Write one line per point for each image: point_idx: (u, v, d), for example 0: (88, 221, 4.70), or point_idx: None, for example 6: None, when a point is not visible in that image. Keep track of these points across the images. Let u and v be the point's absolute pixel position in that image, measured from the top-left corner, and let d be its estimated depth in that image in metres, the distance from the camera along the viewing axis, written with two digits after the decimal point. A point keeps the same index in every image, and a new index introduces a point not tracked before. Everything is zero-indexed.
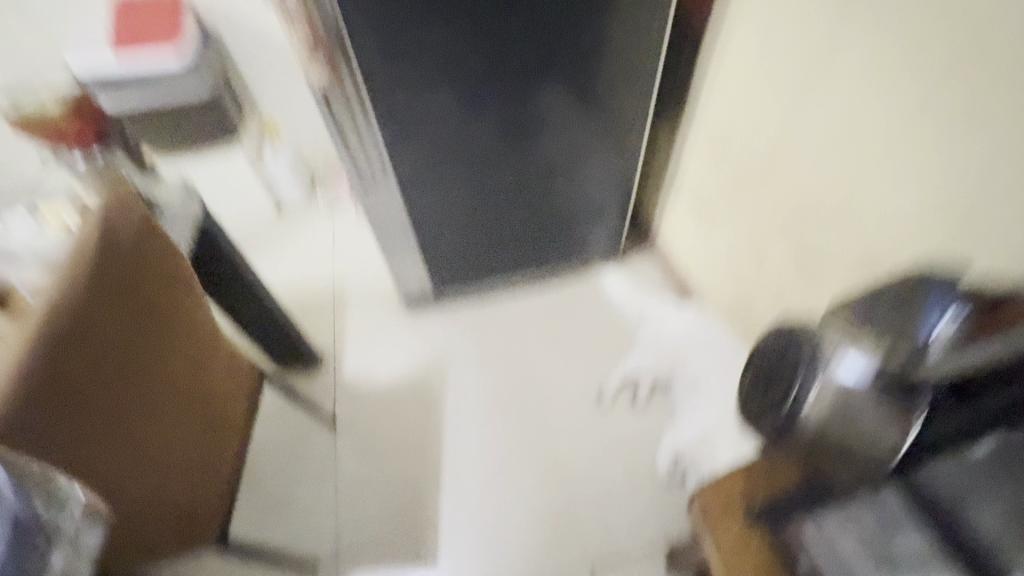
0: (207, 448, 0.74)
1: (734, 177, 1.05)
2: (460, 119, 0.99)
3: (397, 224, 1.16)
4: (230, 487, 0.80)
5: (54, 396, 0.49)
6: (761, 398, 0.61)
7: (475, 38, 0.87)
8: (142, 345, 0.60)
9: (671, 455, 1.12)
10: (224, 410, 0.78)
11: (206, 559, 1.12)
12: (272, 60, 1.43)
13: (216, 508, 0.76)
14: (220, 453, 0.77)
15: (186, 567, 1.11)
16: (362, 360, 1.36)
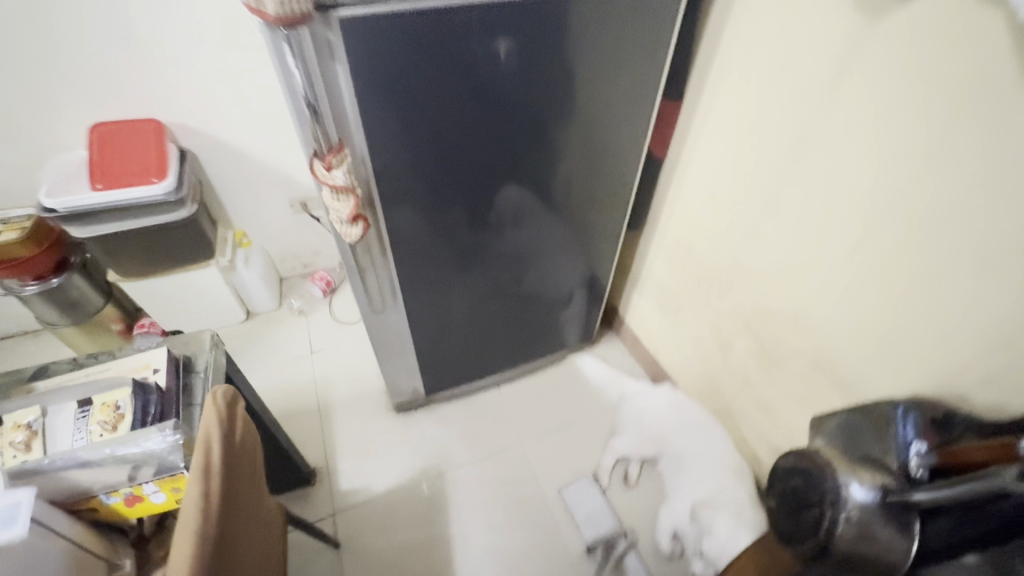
0: None
1: (695, 281, 1.22)
2: (427, 224, 0.95)
3: (398, 339, 1.21)
4: None
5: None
6: (786, 521, 0.61)
7: (438, 151, 0.84)
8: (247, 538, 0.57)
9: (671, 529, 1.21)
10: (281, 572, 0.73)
11: None
12: (247, 177, 1.46)
13: None
14: None
15: None
16: (356, 470, 1.35)
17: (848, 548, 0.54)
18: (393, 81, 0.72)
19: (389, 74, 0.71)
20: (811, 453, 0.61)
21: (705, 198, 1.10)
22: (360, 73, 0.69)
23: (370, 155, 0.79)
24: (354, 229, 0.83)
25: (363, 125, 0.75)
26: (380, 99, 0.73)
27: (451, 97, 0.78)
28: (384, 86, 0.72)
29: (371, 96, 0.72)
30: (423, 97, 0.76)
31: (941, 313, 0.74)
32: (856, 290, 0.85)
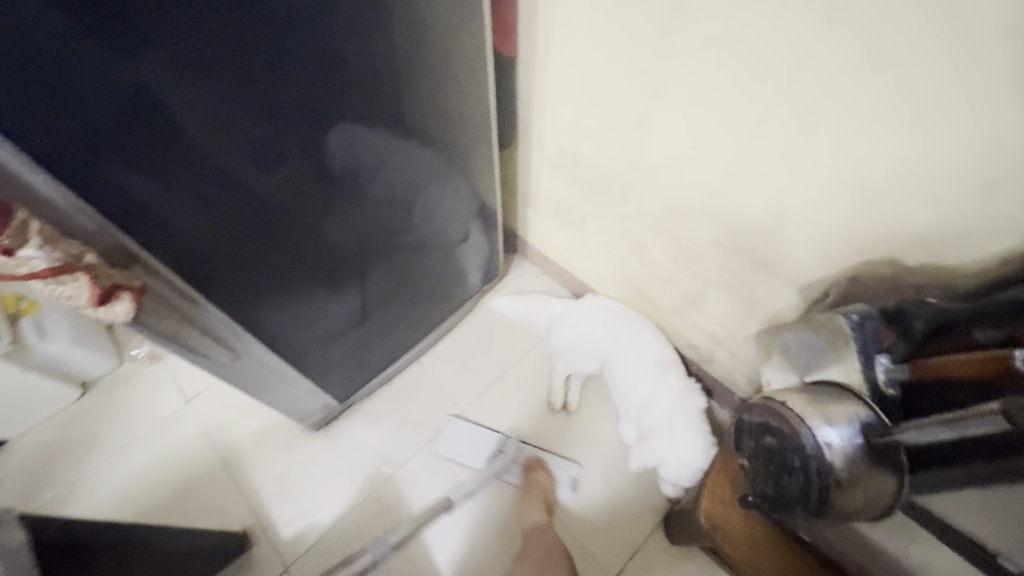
0: None
1: (590, 188, 1.07)
2: (262, 233, 0.68)
3: (276, 370, 0.98)
4: None
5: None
6: (766, 483, 0.55)
7: (234, 126, 0.54)
8: None
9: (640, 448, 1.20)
10: None
11: None
12: None
13: None
14: None
15: None
16: (296, 511, 1.19)
17: (839, 503, 0.48)
18: (130, 64, 0.43)
19: (119, 56, 0.42)
20: (774, 404, 0.53)
21: (578, 92, 0.90)
22: (65, 74, 0.40)
23: (140, 193, 0.51)
24: (118, 307, 0.56)
25: (100, 154, 0.45)
26: (125, 103, 0.44)
27: (229, 51, 0.49)
28: (114, 78, 0.42)
29: (97, 101, 0.42)
30: (187, 67, 0.47)
31: (865, 177, 0.65)
32: (769, 166, 0.73)
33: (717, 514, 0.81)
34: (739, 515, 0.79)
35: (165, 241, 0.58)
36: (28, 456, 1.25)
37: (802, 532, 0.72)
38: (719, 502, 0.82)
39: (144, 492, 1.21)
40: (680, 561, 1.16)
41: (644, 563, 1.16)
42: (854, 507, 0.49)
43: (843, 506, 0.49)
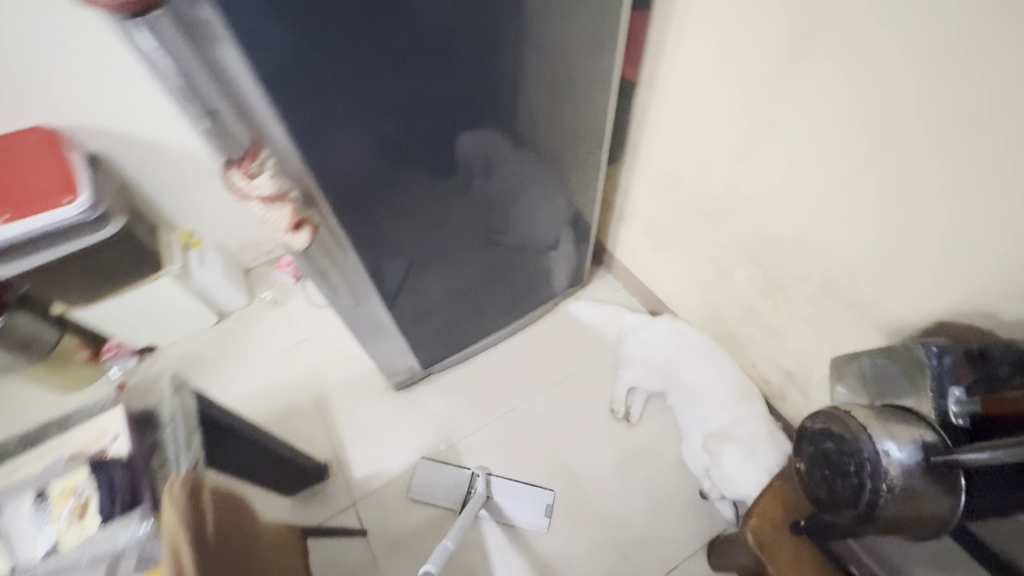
0: None
1: (686, 210, 1.13)
2: (385, 203, 0.83)
3: (381, 323, 1.12)
4: None
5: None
6: (819, 487, 0.58)
7: (367, 107, 0.67)
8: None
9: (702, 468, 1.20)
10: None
11: None
12: (180, 173, 1.30)
13: None
14: None
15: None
16: (368, 456, 1.32)
17: (892, 516, 0.51)
18: (297, 48, 0.57)
19: (302, 48, 0.57)
20: (843, 416, 0.56)
21: (689, 119, 0.98)
22: (264, 54, 0.55)
23: (302, 148, 0.66)
24: (298, 237, 0.73)
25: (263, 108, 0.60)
26: (286, 73, 0.58)
27: (382, 42, 0.62)
28: (282, 54, 0.56)
29: (267, 67, 0.56)
30: (347, 49, 0.60)
31: (971, 228, 0.67)
32: (870, 204, 0.76)
33: (766, 537, 0.81)
34: (789, 541, 0.80)
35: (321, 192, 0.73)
36: (169, 364, 1.50)
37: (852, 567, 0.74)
38: (771, 524, 0.82)
39: (250, 413, 1.41)
40: None
41: None
42: (905, 519, 0.51)
43: (894, 515, 0.51)
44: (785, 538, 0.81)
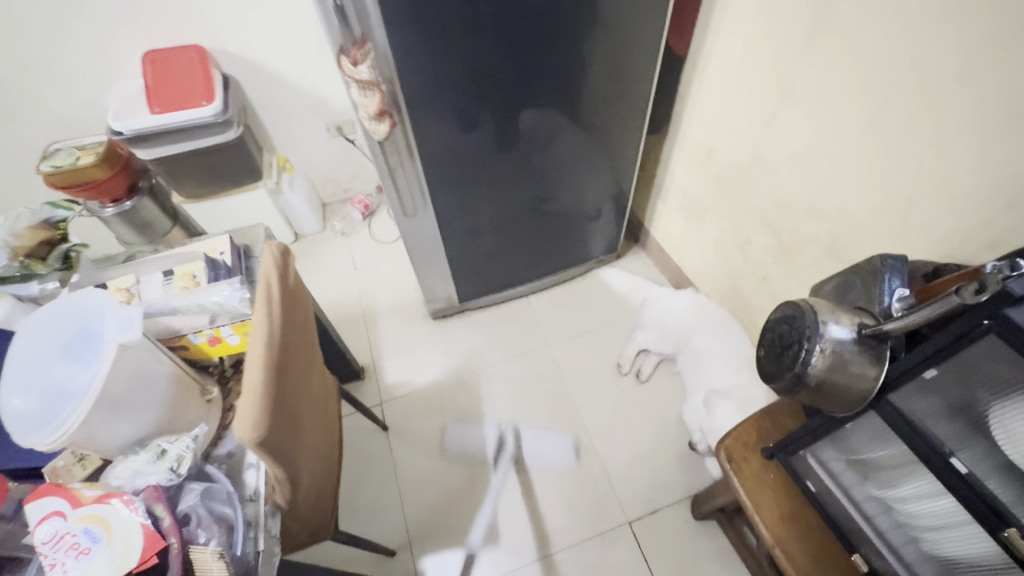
0: (324, 451, 0.76)
1: (717, 180, 1.23)
2: (456, 154, 1.08)
3: (431, 242, 1.29)
4: (334, 475, 0.84)
5: (270, 439, 0.53)
6: (771, 364, 0.67)
7: (460, 70, 0.92)
8: (302, 377, 0.65)
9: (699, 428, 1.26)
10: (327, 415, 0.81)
11: None
12: (289, 105, 1.55)
13: (330, 494, 0.82)
14: (328, 452, 0.80)
15: None
16: (400, 368, 1.49)
17: (819, 376, 0.61)
18: (418, 18, 0.82)
19: (423, 23, 0.83)
20: (797, 302, 0.66)
21: (726, 92, 1.10)
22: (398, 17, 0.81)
23: (404, 77, 0.89)
24: (381, 125, 0.92)
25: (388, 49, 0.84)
26: (409, 31, 0.83)
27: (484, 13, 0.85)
28: (407, 22, 0.82)
29: (396, 25, 0.82)
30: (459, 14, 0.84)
31: (946, 193, 0.76)
32: (874, 164, 0.85)
33: (736, 454, 0.89)
34: (758, 461, 0.88)
35: (411, 118, 0.96)
36: None
37: (809, 482, 0.82)
38: (743, 445, 0.90)
39: None
40: (702, 539, 1.19)
41: (668, 526, 1.21)
42: (833, 381, 0.60)
43: (823, 376, 0.60)
44: (755, 459, 0.88)
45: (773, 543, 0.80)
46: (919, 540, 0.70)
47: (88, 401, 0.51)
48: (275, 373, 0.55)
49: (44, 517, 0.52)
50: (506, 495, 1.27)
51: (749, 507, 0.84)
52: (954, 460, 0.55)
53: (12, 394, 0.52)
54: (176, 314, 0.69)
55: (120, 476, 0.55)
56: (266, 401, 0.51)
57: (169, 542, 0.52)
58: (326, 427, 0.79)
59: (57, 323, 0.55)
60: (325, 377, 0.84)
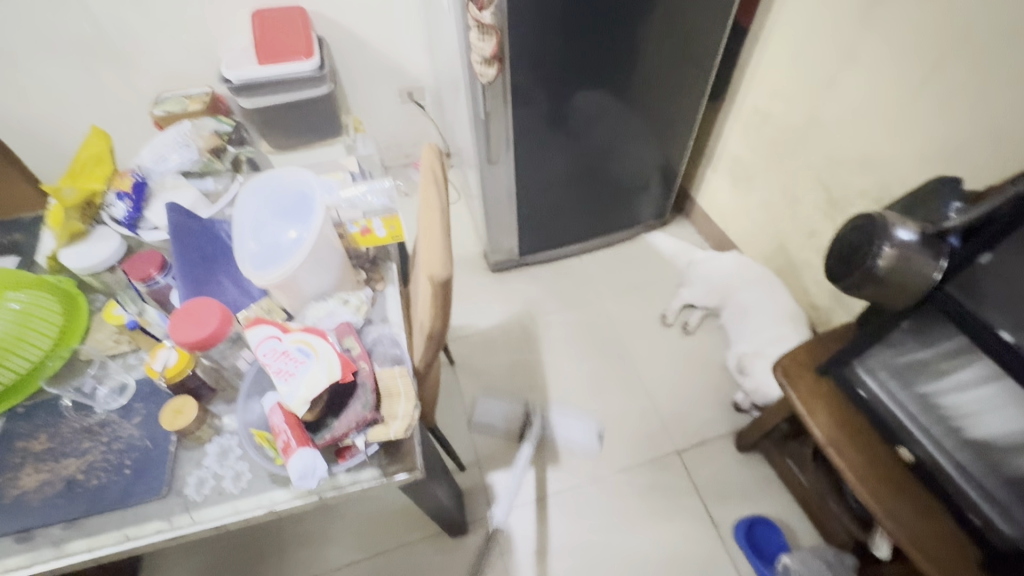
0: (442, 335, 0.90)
1: (770, 143, 1.35)
2: (528, 121, 1.24)
3: (504, 192, 1.42)
4: None
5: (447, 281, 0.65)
6: (841, 268, 0.79)
7: (546, 40, 1.08)
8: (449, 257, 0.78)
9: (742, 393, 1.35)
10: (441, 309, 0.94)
11: (318, 528, 1.24)
12: (370, 69, 1.69)
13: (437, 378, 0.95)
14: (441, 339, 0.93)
15: (303, 539, 1.23)
16: (462, 312, 1.61)
17: (886, 270, 0.72)
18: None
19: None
20: (866, 214, 0.77)
21: (786, 59, 1.22)
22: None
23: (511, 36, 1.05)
24: (490, 70, 1.07)
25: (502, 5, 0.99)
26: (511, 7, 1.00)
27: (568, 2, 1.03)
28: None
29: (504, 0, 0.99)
30: None
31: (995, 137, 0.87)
32: (927, 116, 0.96)
33: (792, 370, 1.00)
34: (812, 378, 0.99)
35: (510, 72, 1.11)
36: None
37: (860, 390, 0.92)
38: (797, 364, 1.01)
39: None
40: (746, 468, 1.30)
41: (713, 457, 1.32)
42: (898, 274, 0.72)
43: (888, 271, 0.72)
44: (809, 376, 0.99)
45: (826, 442, 0.92)
46: (957, 429, 0.84)
47: (304, 251, 0.65)
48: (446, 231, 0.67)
49: (263, 339, 0.65)
50: (563, 424, 1.38)
51: (803, 414, 0.95)
52: (1000, 331, 0.68)
53: (252, 236, 0.67)
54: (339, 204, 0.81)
55: (318, 315, 0.71)
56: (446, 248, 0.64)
57: (358, 365, 0.65)
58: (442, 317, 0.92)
59: (280, 190, 0.70)
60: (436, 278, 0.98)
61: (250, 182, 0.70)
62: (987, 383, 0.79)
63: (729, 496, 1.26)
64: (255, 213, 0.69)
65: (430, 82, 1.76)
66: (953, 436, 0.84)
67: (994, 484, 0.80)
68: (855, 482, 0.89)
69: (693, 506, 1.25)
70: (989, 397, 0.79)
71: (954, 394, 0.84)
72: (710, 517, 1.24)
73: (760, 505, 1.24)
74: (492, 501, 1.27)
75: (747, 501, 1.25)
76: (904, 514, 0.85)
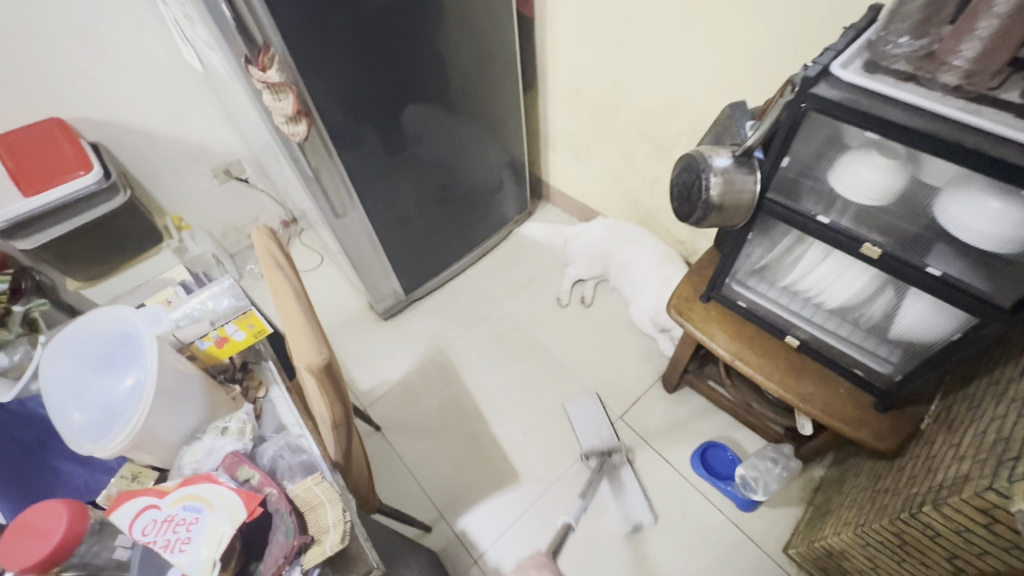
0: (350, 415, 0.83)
1: (590, 114, 1.45)
2: (363, 161, 1.19)
3: (365, 239, 1.35)
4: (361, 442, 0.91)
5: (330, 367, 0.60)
6: (686, 207, 0.86)
7: (352, 77, 1.03)
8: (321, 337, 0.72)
9: (660, 332, 1.43)
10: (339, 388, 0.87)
11: None
12: (173, 157, 1.52)
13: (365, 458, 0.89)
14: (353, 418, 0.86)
15: None
16: (369, 372, 1.52)
17: (719, 197, 0.80)
18: (305, 46, 0.93)
19: (313, 44, 0.93)
20: (687, 155, 0.84)
21: (575, 38, 1.31)
22: (294, 47, 0.91)
23: (312, 86, 0.98)
24: (300, 126, 0.98)
25: (297, 57, 0.93)
26: (304, 57, 0.94)
27: (350, 31, 0.97)
28: (299, 46, 0.92)
29: (293, 51, 0.92)
30: (338, 34, 0.95)
31: (758, 58, 1.02)
32: (703, 55, 1.10)
33: (683, 306, 1.09)
34: (701, 306, 1.09)
35: (324, 122, 1.05)
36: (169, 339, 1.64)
37: (741, 301, 1.04)
38: (686, 299, 1.10)
39: None
40: (681, 405, 1.38)
41: (652, 408, 1.39)
42: (729, 197, 0.80)
43: (720, 197, 0.80)
44: (698, 305, 1.09)
45: (731, 356, 1.02)
46: (818, 304, 0.95)
47: (152, 390, 0.56)
48: (312, 314, 0.62)
49: (135, 516, 0.54)
50: (511, 439, 1.37)
51: (705, 339, 1.05)
52: (818, 216, 0.78)
53: (75, 406, 0.56)
54: (178, 324, 0.69)
55: (195, 459, 0.60)
56: (316, 332, 0.59)
57: (265, 493, 0.56)
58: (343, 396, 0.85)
59: (94, 337, 0.60)
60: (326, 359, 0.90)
61: (51, 346, 0.58)
62: (823, 265, 0.90)
63: (677, 437, 1.33)
64: (66, 378, 0.57)
65: (243, 153, 1.62)
66: (821, 313, 0.96)
67: (859, 335, 0.93)
68: (764, 381, 0.99)
69: (652, 461, 1.31)
70: (830, 275, 0.90)
71: (806, 281, 0.94)
72: (670, 463, 1.30)
73: (704, 432, 1.33)
74: (470, 546, 1.22)
75: (692, 434, 1.33)
76: (810, 391, 0.97)
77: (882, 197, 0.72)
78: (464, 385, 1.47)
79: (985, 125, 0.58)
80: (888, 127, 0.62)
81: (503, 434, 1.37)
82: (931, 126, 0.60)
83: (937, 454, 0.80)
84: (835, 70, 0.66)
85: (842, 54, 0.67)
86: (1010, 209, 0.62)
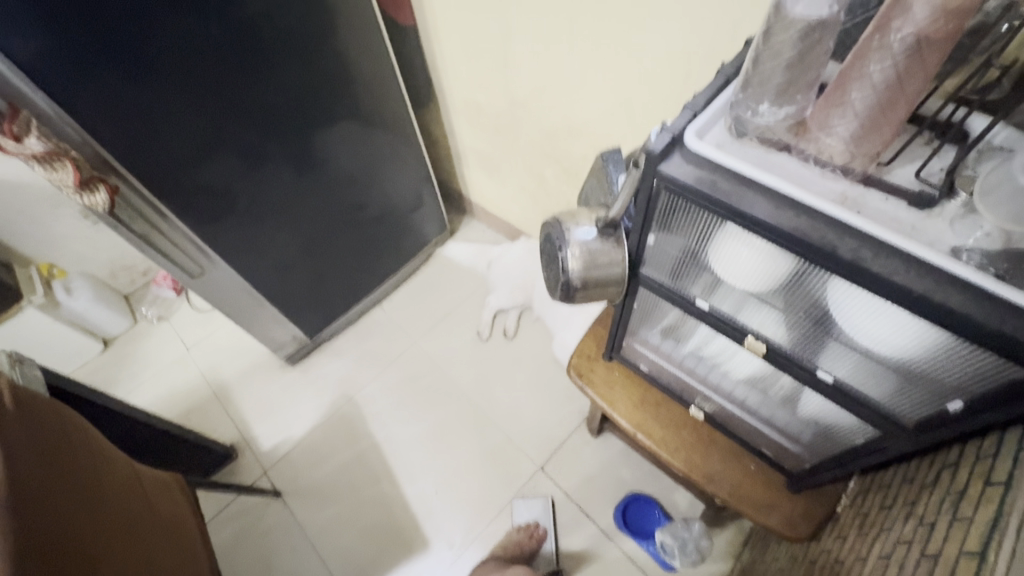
0: (172, 552, 0.72)
1: (496, 133, 1.28)
2: (219, 219, 1.02)
3: (243, 295, 1.19)
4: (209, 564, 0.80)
5: None
6: (552, 282, 0.71)
7: (174, 131, 0.85)
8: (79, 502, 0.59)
9: None
10: (168, 516, 0.76)
11: None
12: (24, 202, 1.32)
13: None
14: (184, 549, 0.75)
15: None
16: (272, 429, 1.39)
17: (581, 278, 0.66)
18: (95, 108, 0.75)
19: (108, 104, 0.76)
20: (549, 220, 0.69)
21: (465, 52, 1.13)
22: (76, 110, 0.74)
23: (115, 146, 0.80)
24: (96, 196, 0.81)
25: (90, 120, 0.76)
26: (97, 120, 0.76)
27: (157, 81, 0.79)
28: (85, 110, 0.75)
29: (79, 115, 0.75)
30: (139, 85, 0.78)
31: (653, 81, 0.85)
32: (597, 75, 0.93)
33: (583, 366, 0.96)
34: (603, 365, 0.96)
35: (151, 186, 0.88)
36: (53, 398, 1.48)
37: (643, 364, 0.91)
38: (587, 358, 0.97)
39: None
40: (606, 452, 1.27)
41: (576, 456, 1.28)
42: (595, 276, 0.66)
43: (583, 276, 0.65)
44: (599, 364, 0.96)
45: (634, 428, 0.90)
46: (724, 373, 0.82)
47: None
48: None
49: None
50: (423, 500, 1.26)
51: (605, 408, 0.93)
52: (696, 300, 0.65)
53: None
54: None
55: None
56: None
57: None
58: (167, 529, 0.74)
59: None
60: (153, 481, 0.78)
61: None
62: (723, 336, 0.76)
63: (600, 490, 1.23)
64: None
65: None
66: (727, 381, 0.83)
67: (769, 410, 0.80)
68: (668, 459, 0.87)
69: (573, 517, 1.20)
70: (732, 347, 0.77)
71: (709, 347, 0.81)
72: (592, 519, 1.20)
73: (629, 482, 1.23)
74: None
75: (617, 484, 1.23)
76: (717, 470, 0.85)
77: (765, 284, 0.58)
78: (375, 437, 1.35)
79: (866, 226, 0.44)
80: (749, 221, 0.48)
81: (414, 495, 1.26)
82: (803, 225, 0.46)
83: (844, 559, 0.69)
84: (690, 140, 0.51)
85: (702, 115, 0.51)
86: (902, 322, 0.48)
